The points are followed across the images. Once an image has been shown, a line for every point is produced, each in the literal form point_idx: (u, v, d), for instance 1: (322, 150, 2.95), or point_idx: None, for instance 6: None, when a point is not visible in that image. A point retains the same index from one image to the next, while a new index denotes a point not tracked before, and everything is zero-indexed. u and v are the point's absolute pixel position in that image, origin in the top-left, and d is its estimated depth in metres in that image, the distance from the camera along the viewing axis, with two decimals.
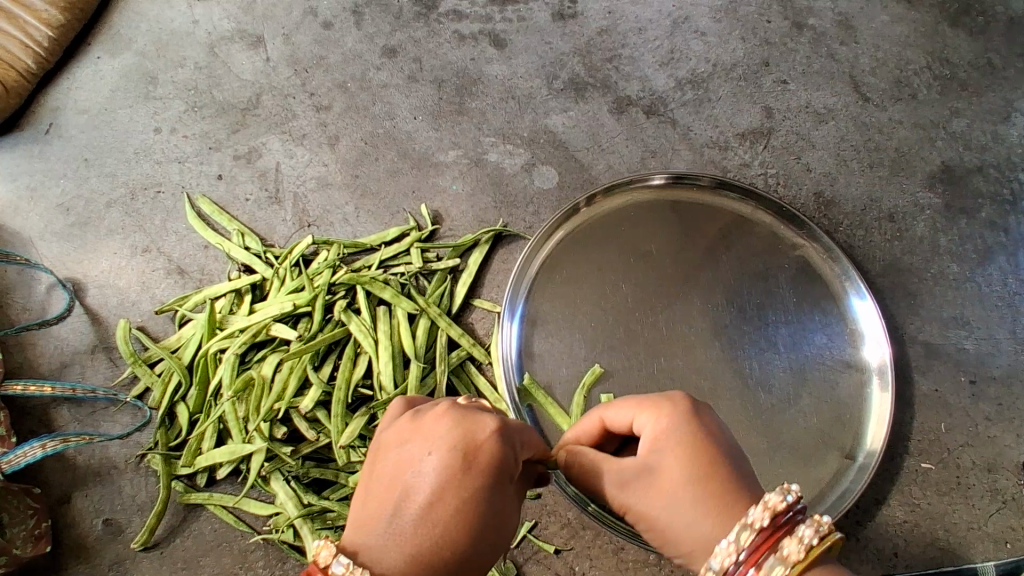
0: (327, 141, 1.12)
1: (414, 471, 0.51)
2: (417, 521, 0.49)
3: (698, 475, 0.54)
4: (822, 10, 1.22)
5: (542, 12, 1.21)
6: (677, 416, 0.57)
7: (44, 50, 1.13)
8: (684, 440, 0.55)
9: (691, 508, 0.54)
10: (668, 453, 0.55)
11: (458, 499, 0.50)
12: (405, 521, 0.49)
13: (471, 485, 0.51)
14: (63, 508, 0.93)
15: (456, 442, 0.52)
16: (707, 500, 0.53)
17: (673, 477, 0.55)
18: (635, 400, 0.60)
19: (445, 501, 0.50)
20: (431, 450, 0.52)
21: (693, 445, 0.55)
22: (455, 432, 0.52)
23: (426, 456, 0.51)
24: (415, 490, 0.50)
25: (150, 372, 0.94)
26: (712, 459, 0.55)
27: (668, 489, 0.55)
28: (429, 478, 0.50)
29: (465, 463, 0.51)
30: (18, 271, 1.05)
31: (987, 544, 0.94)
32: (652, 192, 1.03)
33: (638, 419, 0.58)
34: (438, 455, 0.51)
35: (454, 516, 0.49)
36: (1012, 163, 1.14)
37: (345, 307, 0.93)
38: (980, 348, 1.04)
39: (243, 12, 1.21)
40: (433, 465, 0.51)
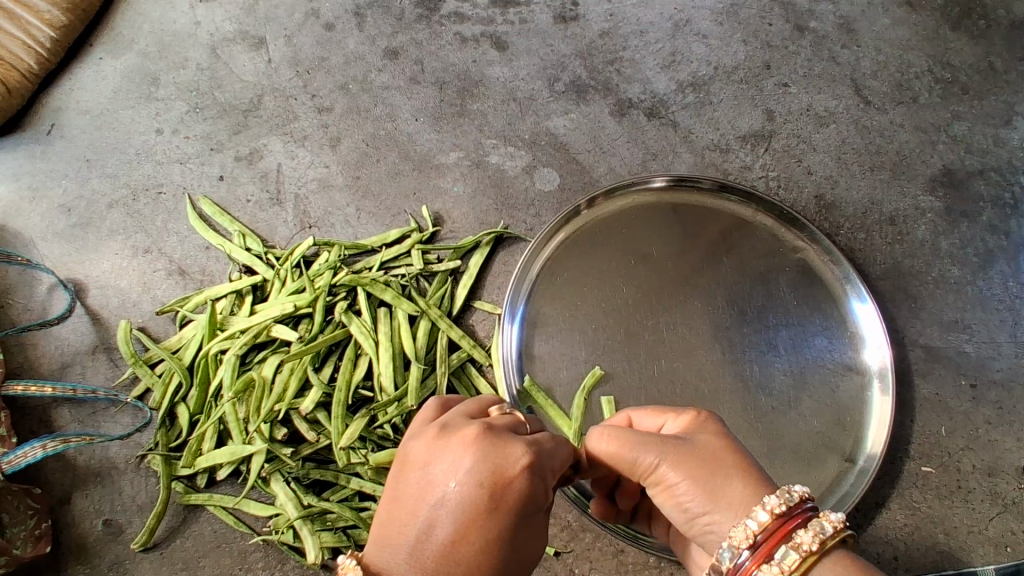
0: (329, 142, 1.12)
1: (439, 501, 0.51)
2: (439, 557, 0.50)
3: (734, 449, 0.58)
4: (824, 13, 1.23)
5: (544, 14, 1.21)
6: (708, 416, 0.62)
7: (47, 51, 1.13)
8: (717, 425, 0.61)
9: (725, 472, 0.56)
10: (705, 430, 0.60)
11: (480, 538, 0.50)
12: (426, 555, 0.50)
13: (496, 524, 0.51)
14: (64, 509, 0.93)
15: (481, 480, 0.51)
16: (745, 468, 0.56)
17: (712, 445, 0.58)
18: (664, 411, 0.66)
19: (469, 540, 0.50)
20: (455, 482, 0.51)
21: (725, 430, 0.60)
22: (483, 467, 0.52)
23: (450, 491, 0.51)
24: (438, 520, 0.51)
25: (151, 373, 0.95)
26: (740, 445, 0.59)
27: (703, 458, 0.57)
28: (453, 514, 0.51)
29: (490, 501, 0.51)
30: (19, 271, 1.05)
31: (987, 548, 0.94)
32: (653, 194, 1.03)
33: (669, 419, 0.64)
34: (463, 490, 0.51)
35: (475, 556, 0.50)
36: (1014, 166, 1.14)
37: (345, 308, 0.93)
38: (980, 351, 1.04)
39: (246, 14, 1.22)
40: (458, 501, 0.51)
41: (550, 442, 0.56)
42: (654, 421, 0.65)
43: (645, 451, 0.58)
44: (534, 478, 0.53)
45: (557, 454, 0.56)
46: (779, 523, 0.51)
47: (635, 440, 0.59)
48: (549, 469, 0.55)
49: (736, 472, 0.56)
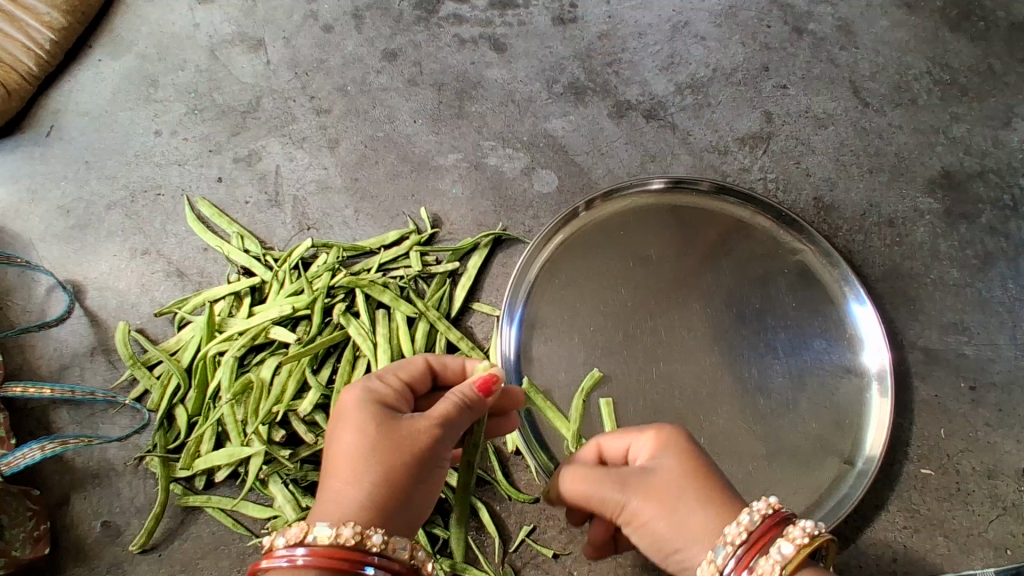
0: (328, 144, 1.12)
1: (340, 434, 0.59)
2: (337, 480, 0.55)
3: (700, 474, 0.58)
4: (822, 15, 1.23)
5: (543, 16, 1.21)
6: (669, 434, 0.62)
7: (46, 53, 1.13)
8: (685, 449, 0.60)
9: (689, 502, 0.57)
10: (675, 459, 0.60)
11: (364, 445, 0.57)
12: (343, 469, 0.56)
13: (369, 428, 0.58)
14: (62, 511, 0.93)
15: (344, 406, 0.61)
16: (712, 497, 0.57)
17: (681, 479, 0.58)
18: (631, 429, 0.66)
19: (353, 448, 0.56)
20: (343, 415, 0.60)
21: (691, 453, 0.60)
22: (350, 394, 0.62)
23: (331, 434, 0.60)
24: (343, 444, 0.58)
25: (149, 375, 0.94)
26: (705, 468, 0.59)
27: (669, 490, 0.58)
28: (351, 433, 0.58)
29: (359, 415, 0.59)
30: (18, 273, 1.05)
31: (986, 550, 0.94)
32: (652, 196, 1.03)
33: (638, 440, 0.63)
34: (352, 415, 0.60)
35: (363, 456, 0.56)
36: (1013, 168, 1.13)
37: (344, 310, 0.93)
38: (980, 354, 1.03)
39: (244, 16, 1.22)
40: (339, 429, 0.59)
41: (407, 370, 0.68)
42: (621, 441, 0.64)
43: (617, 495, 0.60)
44: (393, 394, 0.63)
45: (416, 378, 0.68)
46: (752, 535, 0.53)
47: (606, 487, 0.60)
48: (410, 387, 0.66)
49: (699, 498, 0.57)
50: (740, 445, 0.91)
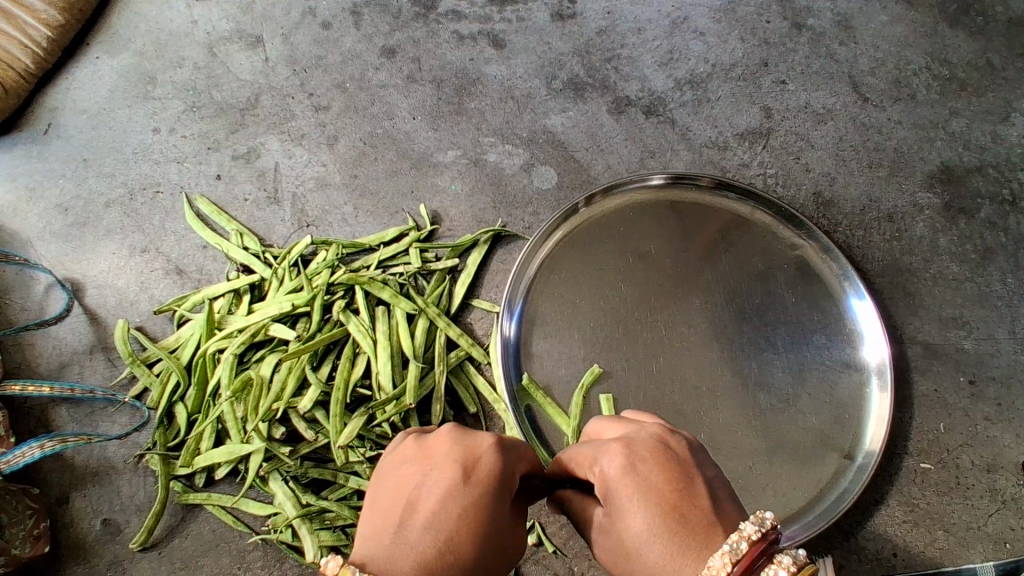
0: (327, 141, 1.12)
1: (446, 494, 0.52)
2: (437, 538, 0.48)
3: (644, 534, 0.51)
4: (821, 10, 1.22)
5: (542, 11, 1.21)
6: (610, 475, 0.54)
7: (43, 50, 1.12)
8: (630, 501, 0.52)
9: (640, 570, 0.51)
10: (617, 514, 0.53)
11: (480, 527, 0.50)
12: (449, 542, 0.48)
13: (490, 511, 0.52)
14: (62, 509, 0.93)
15: (476, 468, 0.54)
16: (659, 571, 0.49)
17: (625, 543, 0.52)
18: (580, 458, 0.58)
19: (460, 521, 0.50)
20: (457, 477, 0.53)
21: (636, 502, 0.52)
22: (489, 458, 0.55)
23: (441, 477, 0.53)
24: (450, 508, 0.51)
25: (149, 373, 0.94)
26: (654, 517, 0.51)
27: (620, 553, 0.53)
28: (463, 504, 0.51)
29: (485, 486, 0.53)
30: (17, 271, 1.05)
31: (987, 544, 0.94)
32: (652, 192, 1.03)
33: (590, 475, 0.57)
34: (468, 484, 0.53)
35: (474, 535, 0.50)
36: (1012, 163, 1.14)
37: (343, 307, 0.93)
38: (979, 347, 1.04)
39: (242, 13, 1.21)
40: (459, 486, 0.52)
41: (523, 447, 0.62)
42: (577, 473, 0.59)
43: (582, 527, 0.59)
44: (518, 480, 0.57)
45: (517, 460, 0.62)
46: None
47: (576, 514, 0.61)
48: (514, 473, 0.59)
49: (649, 567, 0.50)
50: (740, 439, 0.91)
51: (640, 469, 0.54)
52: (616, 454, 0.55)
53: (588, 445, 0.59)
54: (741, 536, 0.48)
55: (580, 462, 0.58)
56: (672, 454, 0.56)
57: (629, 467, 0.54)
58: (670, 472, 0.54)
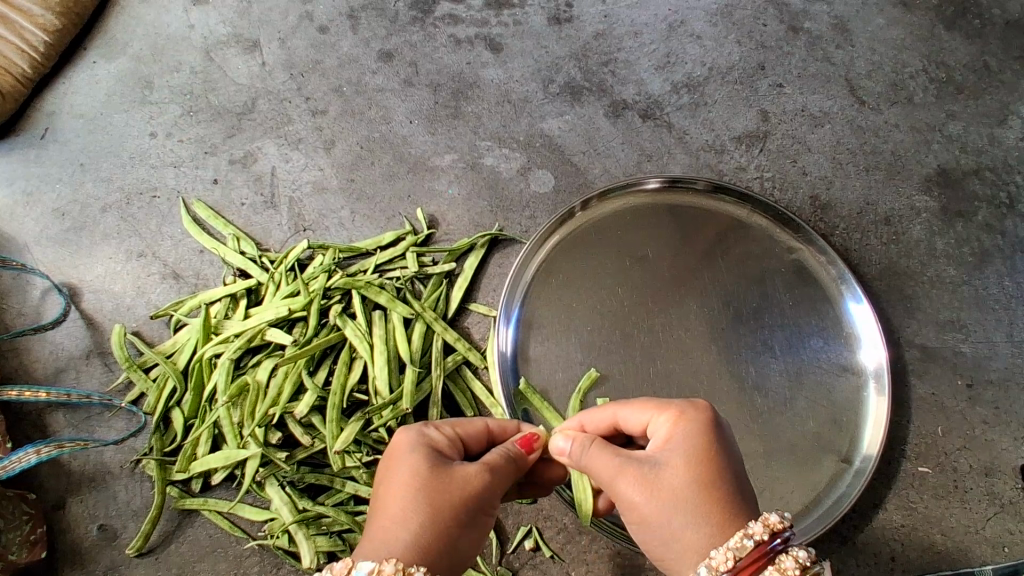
0: (324, 145, 1.12)
1: (383, 482, 0.60)
2: (386, 521, 0.56)
3: (702, 481, 0.58)
4: (818, 13, 1.23)
5: (539, 15, 1.21)
6: (692, 424, 0.61)
7: (41, 55, 1.13)
8: (701, 452, 0.59)
9: (686, 511, 0.57)
10: (688, 455, 0.59)
11: (415, 492, 0.58)
12: (393, 513, 0.57)
13: (415, 472, 0.59)
14: (59, 514, 0.93)
15: (396, 451, 0.62)
16: (707, 513, 0.57)
17: (678, 482, 0.58)
18: (654, 405, 0.64)
19: (397, 493, 0.58)
20: (387, 465, 0.62)
21: (709, 454, 0.59)
22: (403, 437, 0.63)
23: (379, 477, 0.62)
24: (388, 489, 0.59)
25: (145, 377, 0.94)
26: (719, 472, 0.59)
27: (669, 490, 0.58)
28: (395, 479, 0.59)
29: (409, 458, 0.61)
30: (14, 276, 1.05)
31: (984, 548, 0.94)
32: (649, 195, 1.03)
33: (661, 418, 0.63)
34: (393, 464, 0.61)
35: (414, 499, 0.57)
36: (1009, 166, 1.14)
37: (340, 311, 0.92)
38: (977, 350, 1.04)
39: (239, 17, 1.21)
40: (391, 470, 0.61)
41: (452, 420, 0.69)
42: (643, 416, 0.64)
43: (607, 463, 0.60)
44: (445, 440, 0.64)
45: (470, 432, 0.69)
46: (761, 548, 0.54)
47: (605, 449, 0.61)
48: (462, 438, 0.67)
49: (697, 510, 0.57)
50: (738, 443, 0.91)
51: (716, 430, 0.61)
52: (702, 410, 0.62)
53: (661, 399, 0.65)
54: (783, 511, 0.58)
55: (655, 408, 0.64)
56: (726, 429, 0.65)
57: (710, 424, 0.61)
58: (731, 441, 0.62)
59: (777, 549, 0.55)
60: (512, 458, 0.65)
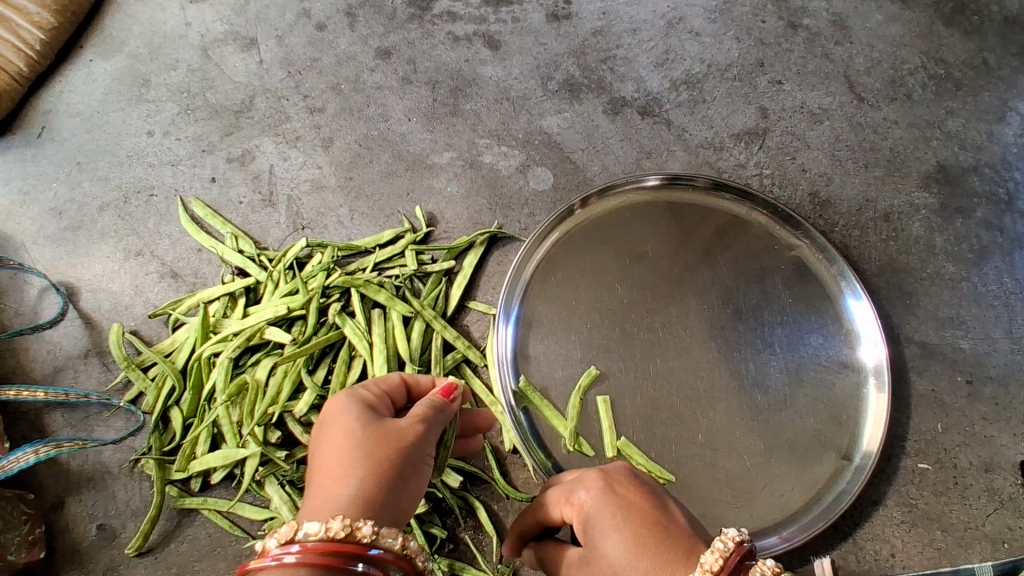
0: (322, 143, 1.11)
1: (319, 447, 0.59)
2: (326, 479, 0.55)
3: (626, 550, 0.53)
4: (817, 10, 1.22)
5: (538, 12, 1.21)
6: (591, 501, 0.58)
7: (37, 54, 1.12)
8: (611, 519, 0.56)
9: None
10: (597, 535, 0.56)
11: (353, 451, 0.57)
12: (334, 473, 0.56)
13: (354, 430, 0.59)
14: (57, 515, 0.93)
15: (328, 416, 0.62)
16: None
17: (606, 562, 0.54)
18: (559, 489, 0.63)
19: (335, 453, 0.57)
20: (321, 432, 0.61)
21: (619, 521, 0.55)
22: (336, 403, 0.63)
23: (315, 443, 0.60)
24: (325, 451, 0.58)
25: (144, 377, 0.94)
26: (637, 530, 0.54)
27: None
28: (330, 441, 0.59)
29: (342, 420, 0.60)
30: (11, 276, 1.04)
31: (984, 545, 0.94)
32: (648, 193, 1.03)
33: (569, 508, 0.61)
34: (330, 426, 0.60)
35: (353, 455, 0.56)
36: (1008, 162, 1.14)
37: (339, 309, 0.92)
38: (976, 347, 1.04)
39: (237, 15, 1.21)
40: (327, 433, 0.60)
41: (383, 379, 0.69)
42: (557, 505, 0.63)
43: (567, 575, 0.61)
44: (376, 400, 0.64)
45: (397, 392, 0.68)
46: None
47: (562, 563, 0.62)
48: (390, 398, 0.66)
49: None
50: (737, 441, 0.91)
51: (614, 489, 0.58)
52: (594, 480, 0.60)
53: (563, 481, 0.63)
54: (726, 537, 0.52)
55: (560, 495, 0.62)
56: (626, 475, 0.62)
57: (606, 487, 0.59)
58: (637, 490, 0.58)
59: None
60: (438, 407, 0.64)
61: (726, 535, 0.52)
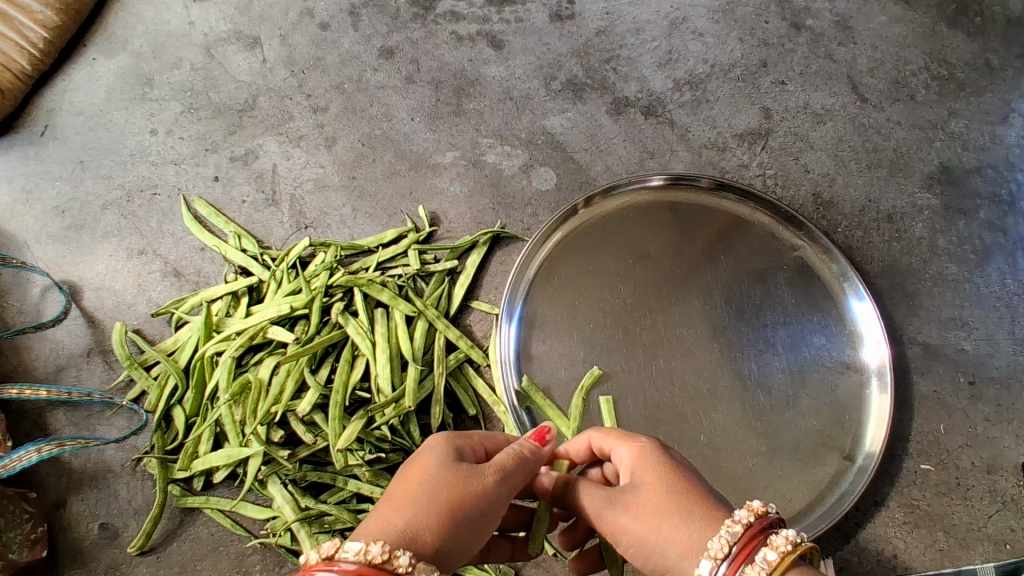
0: (325, 142, 1.11)
1: (396, 474, 0.59)
2: (387, 504, 0.55)
3: (679, 491, 0.57)
4: (821, 11, 1.22)
5: (541, 12, 1.21)
6: (649, 446, 0.61)
7: (41, 53, 1.12)
8: (666, 466, 0.59)
9: (673, 522, 0.55)
10: (642, 484, 0.58)
11: (420, 483, 0.56)
12: (397, 503, 0.55)
13: (427, 464, 0.58)
14: (60, 513, 0.93)
15: (416, 449, 0.62)
16: (690, 514, 0.55)
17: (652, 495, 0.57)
18: (614, 432, 0.65)
19: (404, 482, 0.57)
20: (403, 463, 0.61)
21: (673, 470, 0.59)
22: (423, 437, 0.63)
23: (395, 471, 0.61)
24: (398, 479, 0.58)
25: (147, 375, 0.94)
26: (688, 482, 0.58)
27: (647, 503, 0.57)
28: (405, 470, 0.59)
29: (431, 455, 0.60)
30: (14, 274, 1.04)
31: (986, 546, 0.94)
32: (651, 193, 1.03)
33: (621, 446, 0.63)
34: (412, 457, 0.60)
35: (419, 488, 0.56)
36: (1011, 163, 1.14)
37: (342, 309, 0.92)
38: (979, 348, 1.04)
39: (240, 13, 1.21)
40: (407, 463, 0.60)
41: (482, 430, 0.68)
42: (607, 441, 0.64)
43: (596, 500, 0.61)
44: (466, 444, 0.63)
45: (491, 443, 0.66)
46: (756, 526, 0.53)
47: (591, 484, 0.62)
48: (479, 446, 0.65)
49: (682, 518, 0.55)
50: (739, 441, 0.91)
51: (668, 449, 0.62)
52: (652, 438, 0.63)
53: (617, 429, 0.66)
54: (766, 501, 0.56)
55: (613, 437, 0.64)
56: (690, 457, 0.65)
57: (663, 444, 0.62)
58: (685, 459, 0.62)
59: (770, 529, 0.53)
60: (521, 458, 0.61)
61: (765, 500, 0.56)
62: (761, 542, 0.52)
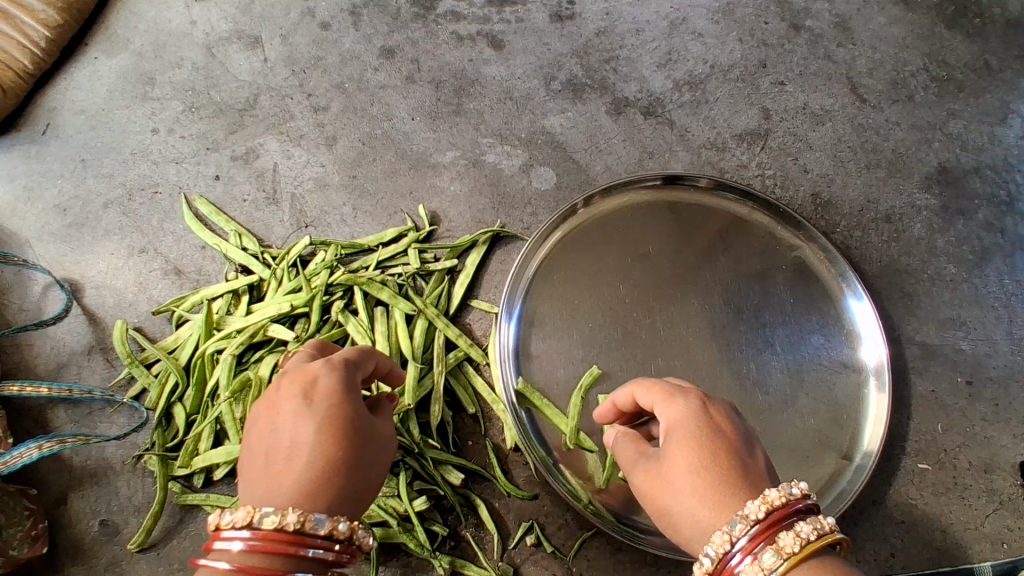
0: (326, 141, 1.12)
1: (274, 428, 0.58)
2: (279, 467, 0.55)
3: (699, 466, 0.57)
4: (820, 11, 1.23)
5: (541, 12, 1.21)
6: (684, 412, 0.60)
7: (42, 52, 1.12)
8: (697, 436, 0.58)
9: (688, 497, 0.56)
10: (673, 449, 0.59)
11: (310, 447, 0.56)
12: (289, 465, 0.55)
13: (311, 421, 0.57)
14: (60, 510, 0.93)
15: (300, 396, 0.59)
16: (704, 492, 0.56)
17: (675, 468, 0.58)
18: (657, 389, 0.64)
19: (292, 441, 0.56)
20: (281, 412, 0.59)
21: (702, 442, 0.58)
22: (296, 382, 0.60)
23: (274, 419, 0.58)
24: (281, 440, 0.57)
25: (147, 373, 0.94)
26: (716, 457, 0.57)
27: (666, 474, 0.58)
28: (292, 428, 0.57)
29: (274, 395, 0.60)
30: (15, 272, 1.05)
31: (983, 545, 0.94)
32: (651, 192, 1.03)
33: (660, 408, 0.63)
34: (295, 409, 0.58)
35: (311, 450, 0.55)
36: (1009, 164, 1.14)
37: (342, 307, 0.92)
38: (977, 348, 1.04)
39: (241, 13, 1.21)
40: (283, 416, 0.58)
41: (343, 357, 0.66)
42: (649, 399, 0.64)
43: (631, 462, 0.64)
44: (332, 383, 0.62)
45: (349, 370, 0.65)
46: (774, 516, 0.52)
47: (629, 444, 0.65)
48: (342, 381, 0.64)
49: (699, 496, 0.56)
50: None
51: (708, 414, 0.61)
52: (692, 401, 0.62)
53: (665, 385, 0.65)
54: (792, 487, 0.54)
55: (654, 398, 0.64)
56: (742, 422, 0.62)
57: (701, 408, 0.61)
58: (728, 424, 0.60)
59: (791, 519, 0.52)
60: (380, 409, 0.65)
61: (791, 486, 0.54)
62: (777, 531, 0.52)
